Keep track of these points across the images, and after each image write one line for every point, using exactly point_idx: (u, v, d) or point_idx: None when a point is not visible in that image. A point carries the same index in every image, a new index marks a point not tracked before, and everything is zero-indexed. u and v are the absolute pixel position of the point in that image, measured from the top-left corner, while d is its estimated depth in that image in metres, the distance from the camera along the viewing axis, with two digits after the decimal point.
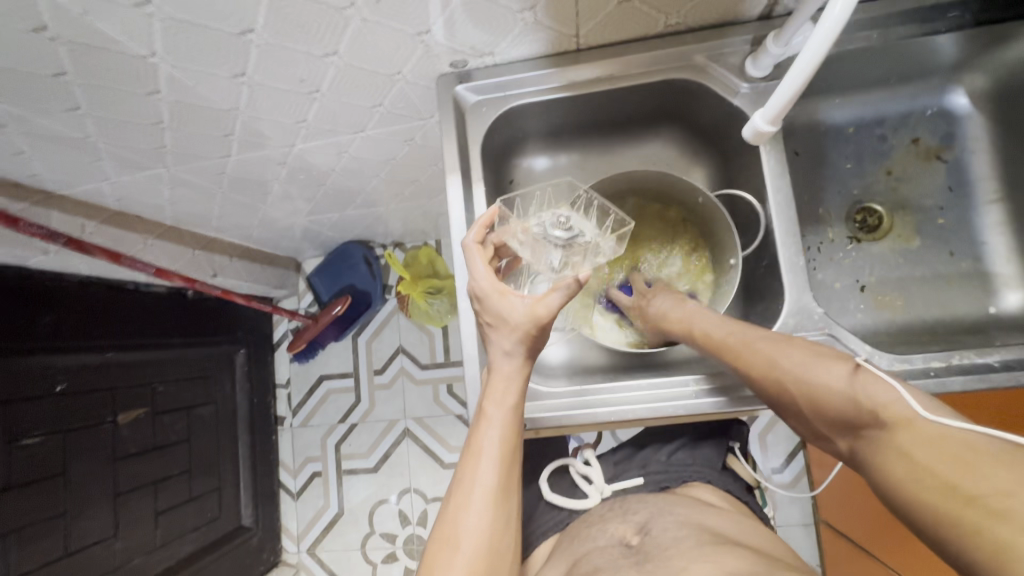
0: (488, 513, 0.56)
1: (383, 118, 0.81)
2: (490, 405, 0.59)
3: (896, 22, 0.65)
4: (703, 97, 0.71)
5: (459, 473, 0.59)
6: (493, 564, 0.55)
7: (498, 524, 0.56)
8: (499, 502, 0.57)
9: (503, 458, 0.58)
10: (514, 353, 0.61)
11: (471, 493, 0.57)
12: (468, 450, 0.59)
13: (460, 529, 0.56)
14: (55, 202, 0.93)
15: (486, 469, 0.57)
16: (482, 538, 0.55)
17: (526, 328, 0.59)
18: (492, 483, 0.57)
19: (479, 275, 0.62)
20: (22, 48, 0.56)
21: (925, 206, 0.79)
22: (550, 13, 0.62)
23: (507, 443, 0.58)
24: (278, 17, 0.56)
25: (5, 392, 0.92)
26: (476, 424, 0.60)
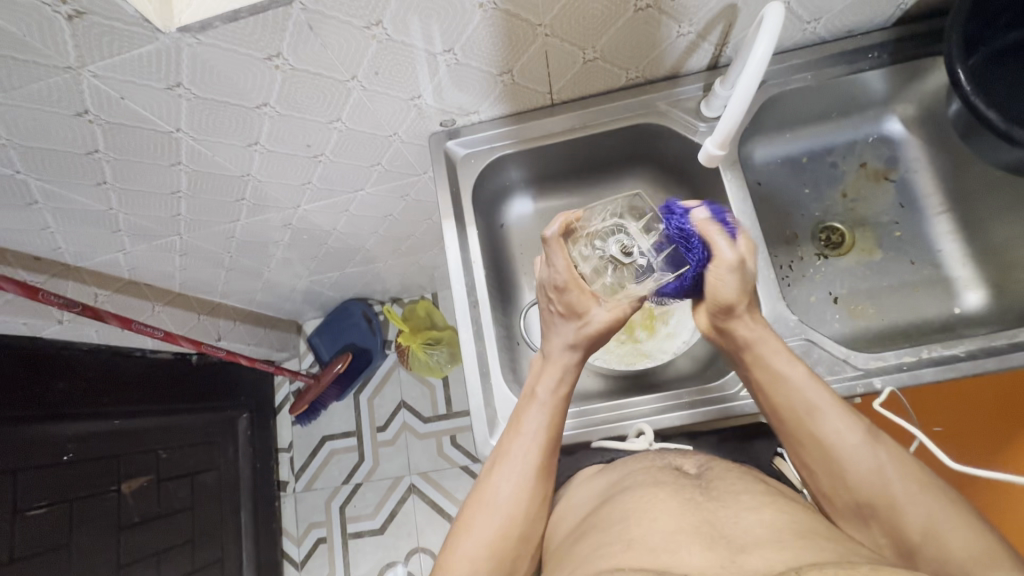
0: (524, 483, 0.61)
1: (381, 176, 0.89)
2: (540, 386, 0.65)
3: (825, 64, 0.76)
4: (668, 138, 0.80)
5: (500, 442, 0.64)
6: (524, 529, 0.60)
7: (531, 498, 0.61)
8: (539, 476, 0.61)
9: (544, 437, 0.62)
10: (574, 348, 0.66)
11: (512, 462, 0.62)
12: (513, 425, 0.64)
13: (496, 496, 0.60)
14: (72, 274, 0.98)
15: (527, 445, 0.62)
16: (517, 503, 0.60)
17: (597, 331, 0.66)
18: (531, 460, 0.61)
19: (556, 268, 0.65)
20: (62, 130, 0.63)
21: (882, 222, 0.86)
22: (525, 76, 0.71)
23: (550, 425, 0.63)
24: (289, 93, 0.64)
25: (17, 460, 0.93)
26: (524, 404, 0.65)
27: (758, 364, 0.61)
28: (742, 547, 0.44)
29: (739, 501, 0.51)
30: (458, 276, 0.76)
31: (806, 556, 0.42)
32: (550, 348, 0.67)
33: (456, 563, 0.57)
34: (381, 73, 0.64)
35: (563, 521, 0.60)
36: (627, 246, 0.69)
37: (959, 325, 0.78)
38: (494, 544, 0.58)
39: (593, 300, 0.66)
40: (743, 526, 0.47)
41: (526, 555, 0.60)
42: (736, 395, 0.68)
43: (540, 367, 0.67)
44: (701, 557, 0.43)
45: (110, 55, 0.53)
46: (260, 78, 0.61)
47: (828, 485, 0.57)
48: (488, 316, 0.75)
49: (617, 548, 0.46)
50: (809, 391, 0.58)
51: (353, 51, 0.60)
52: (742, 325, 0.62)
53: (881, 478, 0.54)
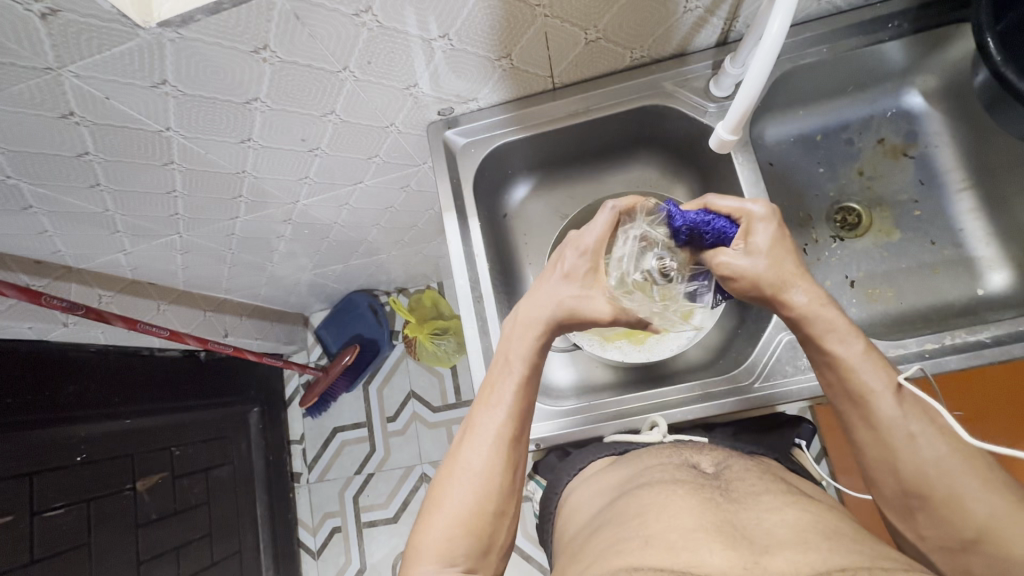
0: (496, 456, 0.57)
1: (380, 167, 0.87)
2: (514, 354, 0.61)
3: (841, 36, 0.71)
4: (675, 120, 0.76)
5: (471, 414, 0.61)
6: (498, 505, 0.56)
7: (504, 471, 0.57)
8: (511, 447, 0.58)
9: (516, 405, 0.59)
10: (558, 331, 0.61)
11: (483, 434, 0.58)
12: (485, 395, 0.61)
13: (466, 470, 0.57)
14: (75, 276, 0.98)
15: (499, 415, 0.59)
16: (489, 477, 0.56)
17: (587, 317, 0.61)
18: (504, 430, 0.58)
19: (591, 232, 0.62)
20: (50, 133, 0.61)
21: (901, 201, 0.83)
22: (524, 59, 0.68)
23: (522, 392, 0.60)
24: (280, 87, 0.62)
25: (31, 463, 0.94)
26: (495, 373, 0.62)
27: (812, 343, 0.57)
28: (765, 549, 0.42)
29: (759, 502, 0.49)
30: (462, 271, 0.74)
31: (834, 558, 0.40)
32: (521, 310, 0.63)
33: (428, 540, 0.54)
34: (373, 61, 0.61)
35: (575, 516, 0.59)
36: (666, 267, 0.69)
37: (983, 308, 0.76)
38: (467, 519, 0.55)
39: (602, 288, 0.62)
40: (765, 526, 0.46)
41: (504, 528, 0.57)
42: (752, 387, 0.66)
43: (510, 330, 0.63)
44: (723, 557, 0.41)
45: (90, 54, 0.51)
46: (247, 72, 0.58)
47: (876, 470, 0.55)
48: (494, 311, 0.73)
49: (634, 545, 0.45)
50: (866, 375, 0.54)
51: (342, 39, 0.57)
52: (798, 298, 0.57)
53: (936, 474, 0.51)
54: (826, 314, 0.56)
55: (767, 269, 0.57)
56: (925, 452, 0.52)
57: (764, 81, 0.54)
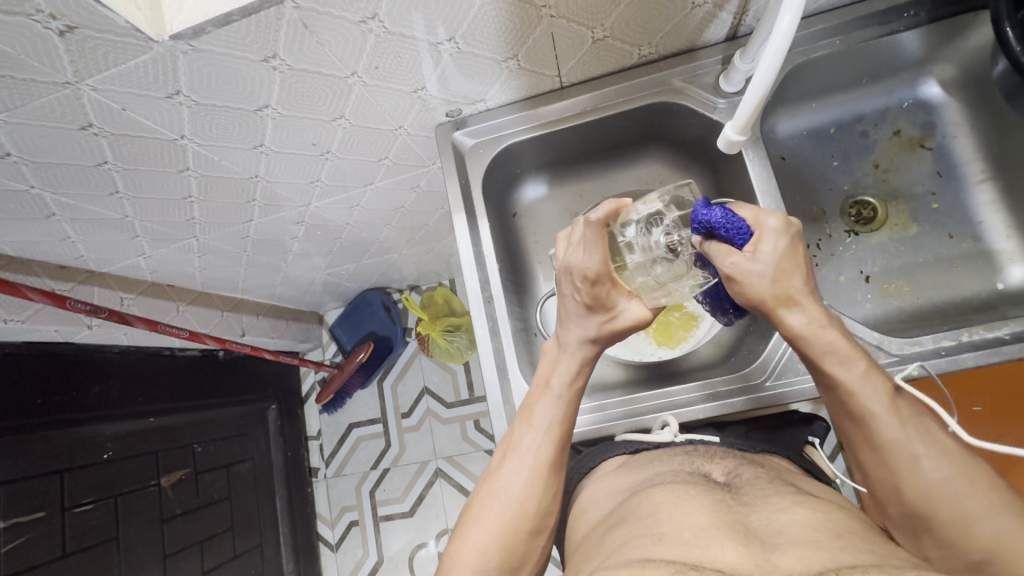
0: (535, 479, 0.58)
1: (390, 169, 0.87)
2: (556, 376, 0.62)
3: (855, 27, 0.70)
4: (685, 116, 0.76)
5: (511, 434, 0.62)
6: (534, 526, 0.57)
7: (543, 494, 0.58)
8: (550, 470, 0.59)
9: (557, 429, 0.60)
10: (586, 339, 0.63)
11: (523, 454, 0.60)
12: (525, 417, 0.62)
13: (506, 490, 0.58)
14: (98, 280, 1.01)
15: (540, 438, 0.60)
16: (526, 498, 0.58)
17: (623, 327, 0.62)
18: (544, 453, 0.59)
19: (590, 259, 0.59)
20: (70, 144, 0.63)
21: (917, 193, 0.81)
22: (531, 59, 0.67)
23: (564, 417, 0.61)
24: (290, 94, 0.62)
25: (61, 460, 0.98)
26: (536, 395, 0.63)
27: (810, 364, 0.58)
28: (776, 546, 0.43)
29: (770, 504, 0.49)
30: (472, 272, 0.74)
31: (846, 556, 0.41)
32: (565, 337, 0.64)
33: (463, 556, 0.55)
34: (381, 65, 0.62)
35: (587, 514, 0.60)
36: (675, 240, 0.65)
37: (1003, 302, 0.74)
38: (501, 537, 0.56)
39: (625, 295, 0.63)
40: (775, 525, 0.46)
41: (537, 550, 0.58)
42: (764, 385, 0.66)
43: (554, 354, 0.65)
44: (736, 554, 0.42)
45: (107, 67, 0.52)
46: (258, 80, 0.59)
47: (880, 492, 0.55)
48: (504, 312, 0.74)
49: (646, 541, 0.46)
50: (868, 397, 0.55)
51: (350, 46, 0.58)
52: (793, 318, 0.58)
53: (942, 496, 0.50)
54: (822, 339, 0.57)
55: (761, 288, 0.59)
56: (931, 474, 0.51)
57: (773, 82, 0.52)
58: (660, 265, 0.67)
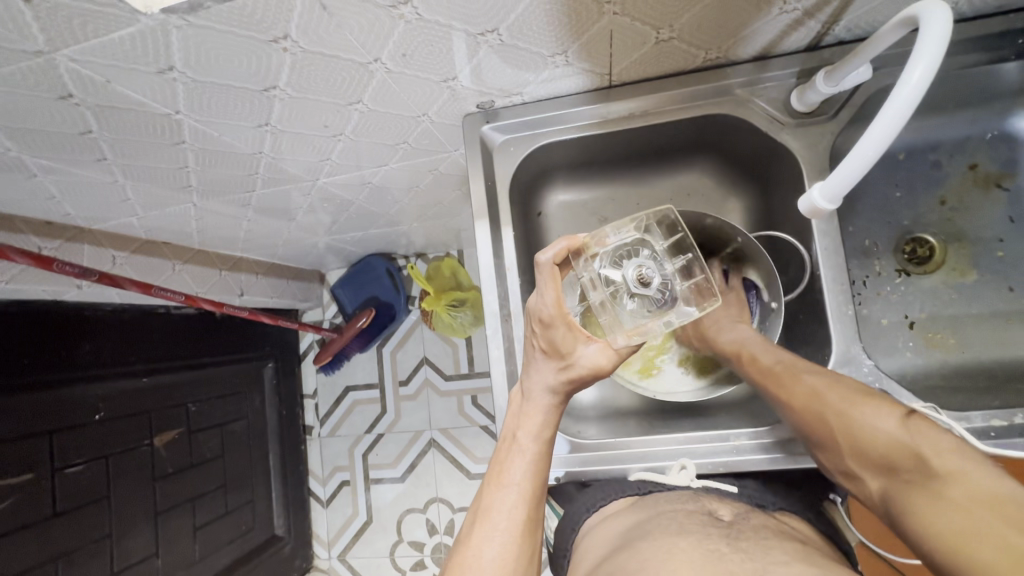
0: (510, 544, 0.53)
1: (408, 153, 0.79)
2: (522, 430, 0.58)
3: (958, 50, 0.60)
4: (744, 132, 0.67)
5: (480, 498, 0.57)
6: None
7: (520, 559, 0.53)
8: (526, 532, 0.54)
9: (529, 486, 0.56)
10: (556, 387, 0.59)
11: (494, 519, 0.54)
12: (494, 475, 0.57)
13: (483, 561, 0.52)
14: (87, 237, 0.94)
15: (510, 498, 0.55)
16: (504, 566, 0.52)
17: (582, 375, 0.58)
18: (517, 514, 0.54)
19: (545, 300, 0.57)
20: (49, 113, 0.55)
21: (983, 237, 0.74)
22: (581, 56, 0.58)
23: (536, 474, 0.56)
24: (301, 76, 0.54)
25: (51, 423, 0.95)
26: (505, 452, 0.58)
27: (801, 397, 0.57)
28: None
29: (767, 556, 0.50)
30: (491, 286, 0.67)
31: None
32: (529, 389, 0.59)
33: None
34: (409, 53, 0.53)
35: (588, 556, 0.58)
36: (646, 274, 0.63)
37: None
38: None
39: (583, 339, 0.59)
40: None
41: None
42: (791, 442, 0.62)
43: (519, 407, 0.60)
44: None
45: (85, 39, 0.44)
46: (264, 61, 0.51)
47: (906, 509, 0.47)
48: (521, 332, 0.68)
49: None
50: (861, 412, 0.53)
51: (374, 32, 0.49)
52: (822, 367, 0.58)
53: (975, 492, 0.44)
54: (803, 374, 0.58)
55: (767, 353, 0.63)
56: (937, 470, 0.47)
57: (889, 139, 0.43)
58: (631, 299, 0.64)
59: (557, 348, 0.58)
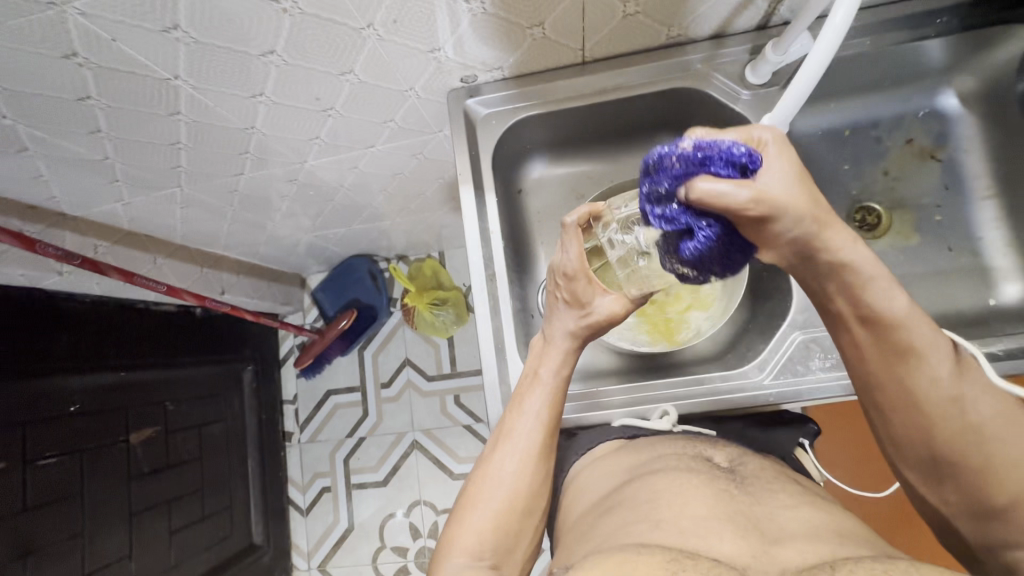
0: (527, 463, 0.57)
1: (394, 133, 0.83)
2: (544, 366, 0.61)
3: (886, 29, 0.69)
4: (706, 105, 0.74)
5: (502, 421, 0.61)
6: (530, 506, 0.57)
7: (535, 476, 0.57)
8: (541, 454, 0.58)
9: (546, 415, 0.59)
10: (575, 332, 0.61)
11: (515, 440, 0.58)
12: (514, 404, 0.61)
13: (501, 474, 0.57)
14: (70, 224, 0.94)
15: (530, 425, 0.59)
16: (521, 480, 0.57)
17: (601, 323, 0.61)
18: (534, 439, 0.58)
19: (568, 257, 0.60)
20: (53, 74, 0.57)
21: (923, 204, 0.82)
22: (557, 29, 0.64)
23: (553, 406, 0.59)
24: (299, 40, 0.58)
25: (25, 413, 0.93)
26: (525, 382, 0.61)
27: (845, 293, 0.49)
28: (777, 539, 0.44)
29: (774, 500, 0.49)
30: (476, 247, 0.71)
31: (843, 551, 0.42)
32: (550, 332, 0.62)
33: (461, 537, 0.55)
34: (399, 20, 0.58)
35: (581, 496, 0.59)
36: None
37: (995, 318, 0.75)
38: (499, 519, 0.55)
39: (601, 291, 0.61)
40: (780, 518, 0.46)
41: (532, 529, 0.57)
42: (760, 383, 0.65)
43: (542, 345, 0.63)
44: (731, 544, 0.43)
45: None
46: (265, 23, 0.55)
47: (903, 432, 0.52)
48: (505, 291, 0.71)
49: (644, 526, 0.46)
50: (911, 329, 0.49)
51: None
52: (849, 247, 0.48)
53: (964, 437, 0.49)
54: (867, 267, 0.48)
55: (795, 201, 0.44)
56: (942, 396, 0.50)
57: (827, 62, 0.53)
58: (644, 260, 0.63)
59: (580, 300, 0.61)
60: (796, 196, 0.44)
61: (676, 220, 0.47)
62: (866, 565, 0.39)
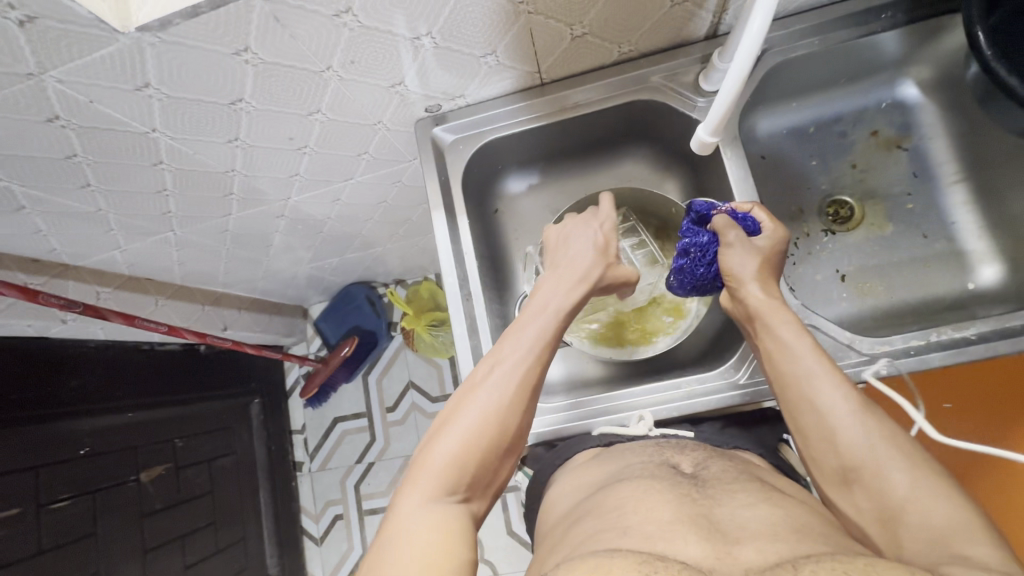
0: (515, 392, 0.57)
1: (370, 164, 0.87)
2: (548, 303, 0.63)
3: (833, 28, 0.70)
4: (666, 116, 0.76)
5: (493, 350, 0.60)
6: (509, 438, 0.56)
7: (520, 409, 0.57)
8: (530, 387, 0.58)
9: (540, 350, 0.59)
10: (582, 274, 0.65)
11: (505, 368, 0.58)
12: (509, 337, 0.61)
13: (487, 398, 0.56)
14: (72, 274, 0.99)
15: (522, 355, 0.59)
16: (507, 409, 0.56)
17: (619, 277, 0.68)
18: (524, 371, 0.58)
19: (602, 213, 0.69)
20: (38, 138, 0.62)
21: (893, 194, 0.82)
22: (509, 55, 0.67)
23: (549, 343, 0.60)
24: (263, 88, 0.61)
25: (36, 459, 0.96)
26: (522, 317, 0.62)
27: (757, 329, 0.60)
28: (737, 540, 0.44)
29: (734, 498, 0.50)
30: (450, 269, 0.74)
31: (802, 548, 0.43)
32: (557, 271, 0.66)
33: (438, 453, 0.53)
34: (356, 60, 0.61)
35: (561, 507, 0.60)
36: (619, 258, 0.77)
37: (973, 302, 0.75)
38: (477, 443, 0.54)
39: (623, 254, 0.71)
40: (743, 518, 0.47)
41: (505, 462, 0.56)
42: (735, 384, 0.66)
43: (545, 283, 0.65)
44: (698, 547, 0.43)
45: (70, 60, 0.51)
46: (228, 75, 0.58)
47: (814, 446, 0.54)
48: (482, 309, 0.73)
49: (612, 535, 0.46)
50: (801, 359, 0.56)
51: (324, 42, 0.57)
52: (753, 293, 0.61)
53: (865, 446, 0.51)
54: (764, 304, 0.60)
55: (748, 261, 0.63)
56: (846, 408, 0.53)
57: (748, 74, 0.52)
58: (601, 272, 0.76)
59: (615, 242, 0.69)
60: (754, 257, 0.63)
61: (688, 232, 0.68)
62: (827, 566, 0.38)
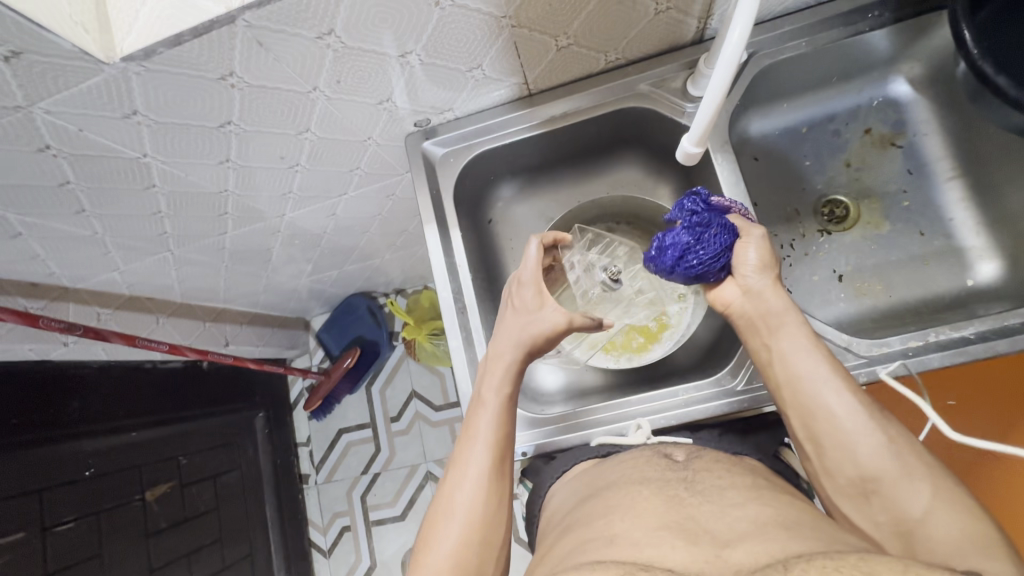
0: (480, 490, 0.58)
1: (363, 179, 0.87)
2: (487, 387, 0.62)
3: (821, 29, 0.70)
4: (656, 122, 0.76)
5: (456, 450, 0.62)
6: (486, 534, 0.56)
7: (488, 501, 0.58)
8: (492, 479, 0.59)
9: (494, 439, 0.60)
10: (517, 341, 0.63)
11: (466, 467, 0.59)
12: (465, 432, 0.62)
13: (456, 505, 0.57)
14: (72, 296, 0.99)
15: (479, 451, 0.60)
16: (475, 509, 0.57)
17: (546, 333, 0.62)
18: (485, 463, 0.59)
19: (527, 264, 0.66)
20: (29, 166, 0.62)
21: (889, 192, 0.82)
22: (497, 67, 0.67)
23: (501, 429, 0.61)
24: (251, 110, 0.62)
25: (41, 482, 0.97)
26: (473, 409, 0.63)
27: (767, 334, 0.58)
28: (728, 541, 0.43)
29: (724, 498, 0.50)
30: (444, 282, 0.74)
31: (794, 547, 0.41)
32: (496, 343, 0.64)
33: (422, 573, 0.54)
34: (343, 80, 0.61)
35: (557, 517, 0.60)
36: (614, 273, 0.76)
37: (973, 299, 0.74)
38: (457, 554, 0.55)
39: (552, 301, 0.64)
40: (727, 518, 0.46)
41: (493, 559, 0.56)
42: (732, 390, 0.66)
43: (487, 362, 0.65)
44: (684, 552, 0.42)
45: (58, 90, 0.52)
46: (215, 99, 0.59)
47: (830, 457, 0.54)
48: (477, 322, 0.73)
49: (600, 539, 0.46)
50: (818, 367, 0.55)
51: (309, 62, 0.57)
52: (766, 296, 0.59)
53: (881, 460, 0.51)
54: (780, 308, 0.58)
55: (763, 259, 0.61)
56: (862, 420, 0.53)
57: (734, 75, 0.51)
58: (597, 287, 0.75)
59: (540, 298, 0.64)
60: (771, 259, 0.61)
61: (703, 218, 0.62)
62: (818, 564, 0.36)
